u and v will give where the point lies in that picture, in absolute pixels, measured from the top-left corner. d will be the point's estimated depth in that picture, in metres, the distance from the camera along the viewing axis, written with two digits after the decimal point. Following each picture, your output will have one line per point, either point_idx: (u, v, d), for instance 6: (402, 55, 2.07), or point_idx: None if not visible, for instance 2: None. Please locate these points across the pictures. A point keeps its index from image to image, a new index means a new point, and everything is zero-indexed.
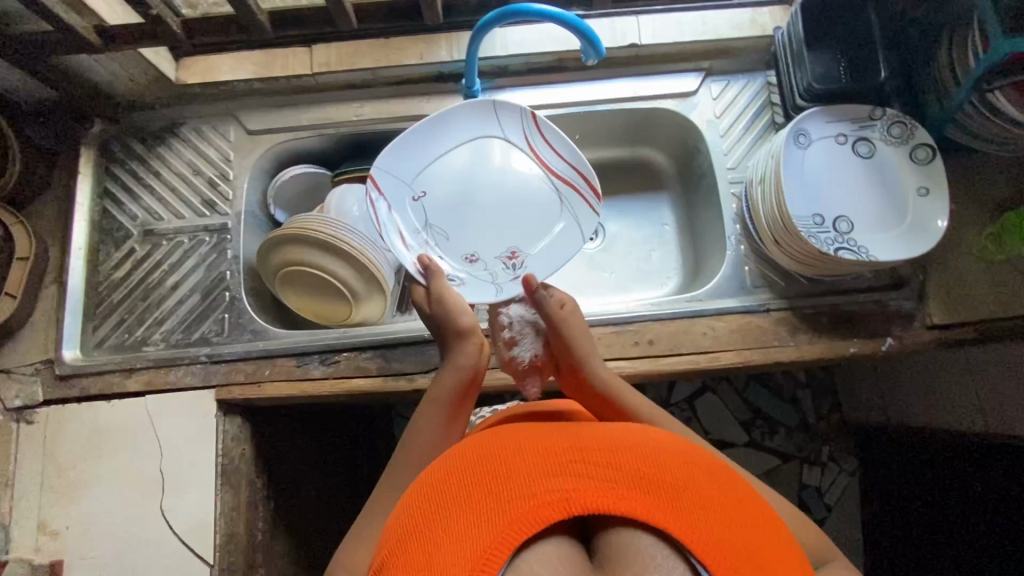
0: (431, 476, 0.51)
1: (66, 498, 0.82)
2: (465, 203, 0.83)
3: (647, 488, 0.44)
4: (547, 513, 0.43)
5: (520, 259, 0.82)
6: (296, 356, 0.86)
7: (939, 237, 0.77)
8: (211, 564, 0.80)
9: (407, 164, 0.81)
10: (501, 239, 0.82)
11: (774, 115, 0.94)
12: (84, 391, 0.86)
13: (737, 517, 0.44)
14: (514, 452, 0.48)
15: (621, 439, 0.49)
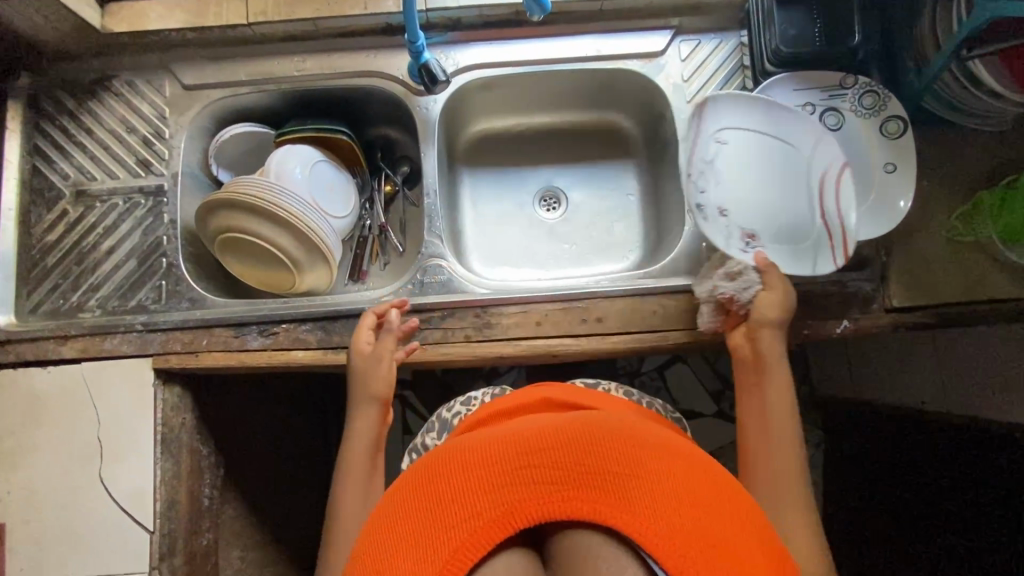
0: (381, 498, 0.48)
1: (6, 462, 0.82)
2: (744, 180, 0.79)
3: (592, 483, 0.42)
4: (494, 533, 0.40)
5: (757, 243, 0.77)
6: (235, 326, 0.83)
7: (901, 216, 0.73)
8: (152, 530, 0.80)
9: (727, 115, 0.79)
10: (749, 215, 0.78)
11: (745, 80, 0.88)
12: (19, 356, 0.84)
13: (690, 495, 0.42)
14: (454, 463, 0.45)
15: (563, 427, 0.46)
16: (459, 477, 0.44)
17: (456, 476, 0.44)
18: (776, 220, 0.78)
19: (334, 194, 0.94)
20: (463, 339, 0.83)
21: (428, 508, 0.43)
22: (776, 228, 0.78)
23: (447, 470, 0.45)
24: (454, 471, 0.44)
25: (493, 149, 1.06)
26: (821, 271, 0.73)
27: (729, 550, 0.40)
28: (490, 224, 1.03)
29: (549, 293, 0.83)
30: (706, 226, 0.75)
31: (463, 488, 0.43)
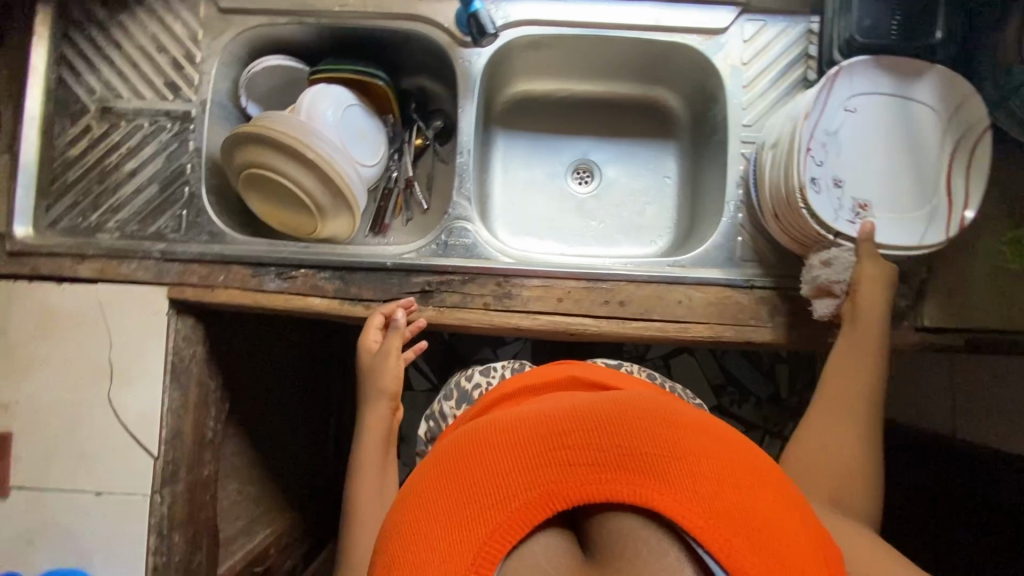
0: (411, 478, 0.49)
1: (17, 373, 0.82)
2: (870, 149, 0.74)
3: (629, 465, 0.42)
4: (532, 513, 0.41)
5: (868, 215, 0.72)
6: (253, 265, 0.82)
7: (961, 227, 0.69)
8: (156, 455, 0.81)
9: (861, 80, 0.73)
10: (870, 187, 0.72)
11: (807, 70, 0.84)
12: (35, 271, 0.83)
13: (729, 477, 0.42)
14: (486, 444, 0.45)
15: (594, 409, 0.46)
16: (492, 458, 0.44)
17: (489, 457, 0.44)
18: (902, 195, 0.73)
19: (365, 141, 0.91)
20: (481, 306, 0.81)
21: (462, 487, 0.43)
22: (902, 203, 0.72)
23: (478, 451, 0.45)
24: (486, 452, 0.44)
25: (531, 113, 1.01)
26: (929, 242, 0.71)
27: (768, 526, 0.40)
28: (518, 190, 1.00)
29: (575, 270, 0.81)
30: (814, 199, 0.70)
31: (499, 468, 0.43)
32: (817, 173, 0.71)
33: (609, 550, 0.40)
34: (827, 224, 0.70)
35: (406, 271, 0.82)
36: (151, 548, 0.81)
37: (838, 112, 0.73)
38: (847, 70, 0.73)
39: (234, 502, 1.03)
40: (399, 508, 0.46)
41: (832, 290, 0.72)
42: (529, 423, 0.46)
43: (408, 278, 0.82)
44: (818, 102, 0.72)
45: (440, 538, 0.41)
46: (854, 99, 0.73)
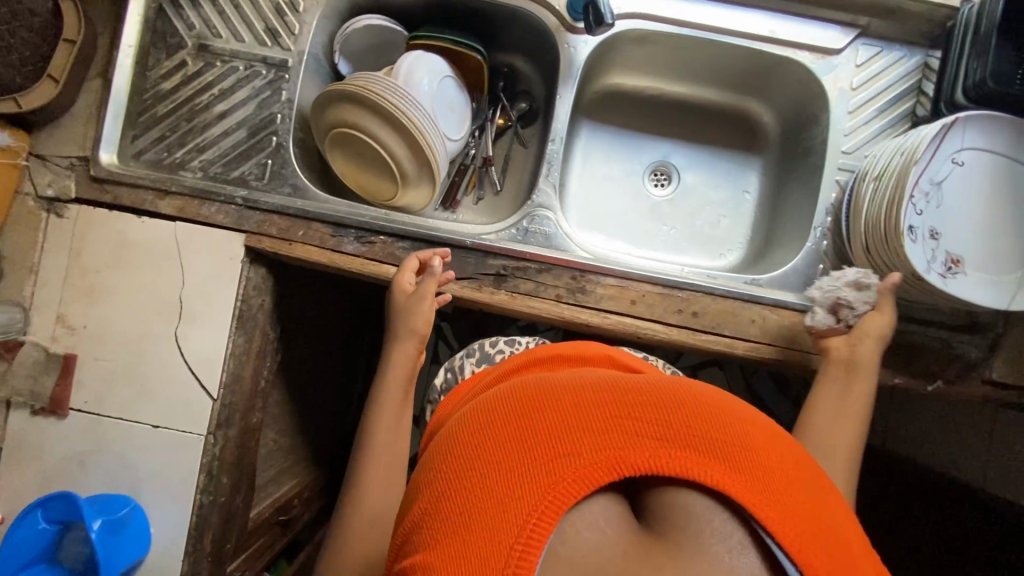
0: (451, 431, 0.45)
1: (87, 298, 0.83)
2: (973, 207, 0.71)
3: (701, 444, 0.38)
4: (591, 478, 0.37)
5: (959, 272, 0.70)
6: (333, 225, 0.82)
7: None
8: (214, 398, 0.82)
9: (977, 135, 0.70)
10: (967, 245, 0.70)
11: (918, 105, 0.81)
12: (116, 200, 0.83)
13: (808, 483, 0.38)
14: (550, 403, 0.42)
15: (666, 385, 0.43)
16: (556, 418, 0.40)
17: (553, 416, 0.40)
18: (998, 257, 0.71)
19: (454, 114, 0.90)
20: (553, 297, 0.81)
21: (521, 443, 0.40)
22: (996, 265, 0.71)
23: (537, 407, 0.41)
24: (550, 411, 0.41)
25: (618, 108, 1.00)
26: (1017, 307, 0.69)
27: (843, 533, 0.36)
28: (593, 184, 0.99)
29: (653, 275, 0.81)
30: (909, 249, 0.68)
31: (558, 428, 0.39)
32: (916, 223, 0.69)
33: (672, 529, 0.37)
34: (917, 272, 0.68)
35: (484, 252, 0.81)
36: (199, 486, 0.82)
37: (946, 166, 0.70)
38: (962, 120, 0.69)
39: (270, 451, 1.05)
40: (444, 454, 0.43)
41: (841, 312, 0.71)
42: (597, 391, 0.42)
43: (485, 259, 0.82)
44: (930, 151, 0.69)
45: (493, 490, 0.37)
46: (965, 154, 0.70)
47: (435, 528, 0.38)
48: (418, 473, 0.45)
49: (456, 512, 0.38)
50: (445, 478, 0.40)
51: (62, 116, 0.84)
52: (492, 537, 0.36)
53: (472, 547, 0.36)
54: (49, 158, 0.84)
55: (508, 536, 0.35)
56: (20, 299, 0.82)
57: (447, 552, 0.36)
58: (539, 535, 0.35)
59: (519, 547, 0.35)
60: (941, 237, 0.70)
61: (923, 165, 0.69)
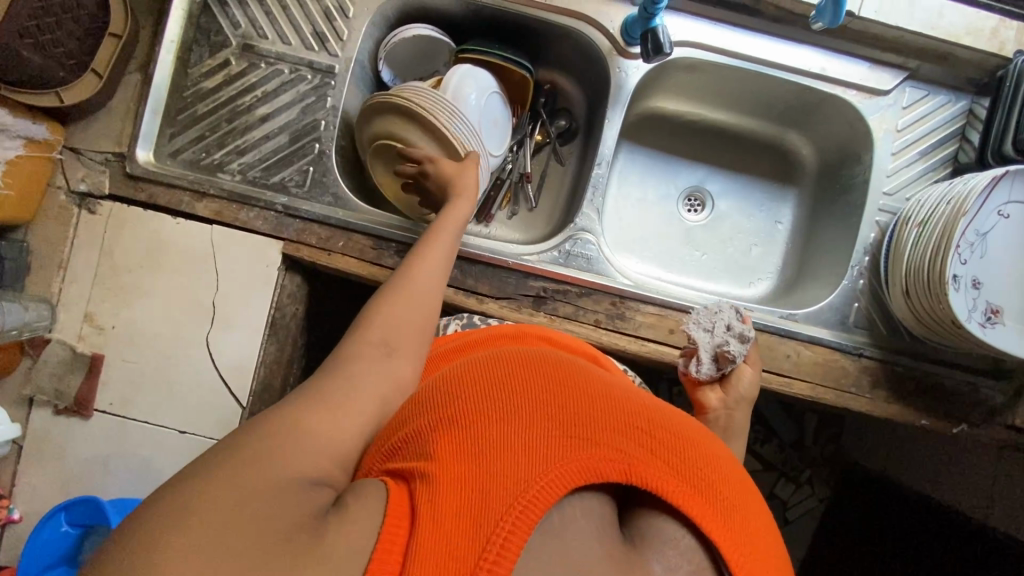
0: (483, 369, 0.48)
1: (116, 298, 0.81)
2: (1014, 259, 0.72)
3: (706, 491, 0.42)
4: (605, 472, 0.41)
5: (998, 322, 0.71)
6: (374, 237, 0.81)
7: None
8: (243, 406, 0.81)
9: None
10: (1006, 296, 0.72)
11: (961, 151, 0.82)
12: (151, 199, 0.81)
13: (778, 557, 0.42)
14: (585, 399, 0.45)
15: (689, 432, 0.47)
16: (589, 415, 0.44)
17: (587, 411, 0.44)
18: None
19: (496, 129, 0.89)
20: (592, 322, 0.81)
21: (551, 416, 0.43)
22: None
23: (577, 398, 0.45)
24: (586, 406, 0.44)
25: (657, 130, 0.99)
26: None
27: None
28: (627, 204, 0.99)
29: (692, 305, 0.81)
30: (950, 298, 0.69)
31: (592, 421, 0.43)
32: (959, 272, 0.70)
33: (649, 545, 0.40)
34: (958, 321, 0.69)
35: (525, 273, 0.81)
36: None
37: (993, 216, 0.71)
38: (1012, 174, 0.70)
39: None
40: (472, 391, 0.45)
41: (726, 362, 0.70)
42: (627, 405, 0.46)
43: (525, 280, 0.81)
44: (978, 200, 0.69)
45: (518, 445, 0.40)
46: (1011, 205, 0.71)
47: (451, 449, 0.40)
48: (433, 398, 0.47)
49: (476, 446, 0.40)
50: (470, 413, 0.43)
51: (99, 110, 0.82)
52: (505, 483, 0.38)
53: (484, 483, 0.38)
54: (83, 153, 0.82)
55: (519, 485, 0.38)
56: (47, 295, 0.80)
57: (460, 477, 0.38)
58: (545, 497, 0.38)
59: (524, 500, 0.38)
60: (982, 287, 0.71)
61: (970, 214, 0.70)
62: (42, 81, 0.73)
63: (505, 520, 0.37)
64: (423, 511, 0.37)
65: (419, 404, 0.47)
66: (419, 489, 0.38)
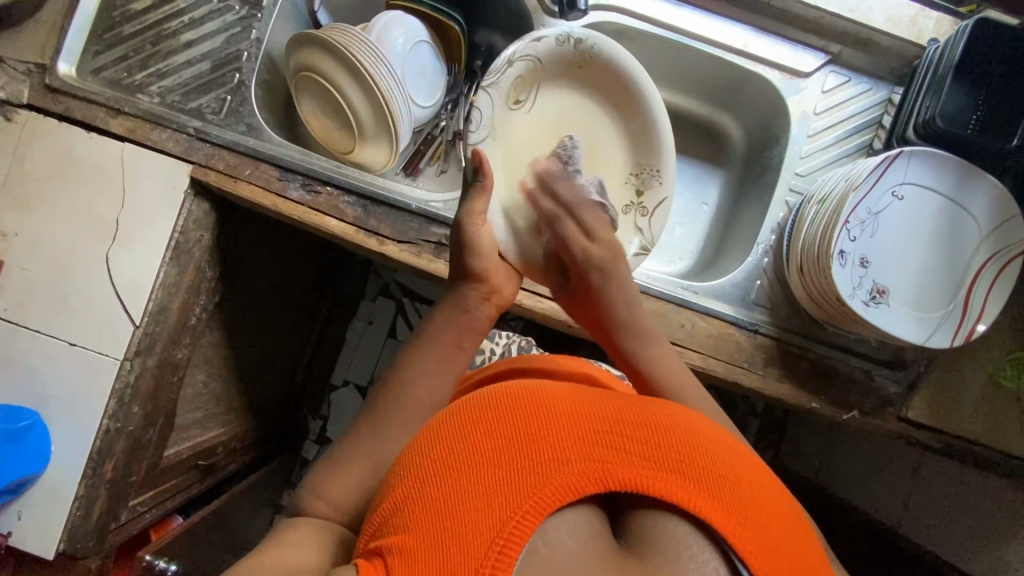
0: (446, 417, 0.47)
1: (22, 206, 0.81)
2: (905, 241, 0.72)
3: (684, 470, 0.41)
4: (582, 484, 0.40)
5: (883, 303, 0.71)
6: (281, 169, 0.81)
7: (954, 342, 0.69)
8: (136, 324, 0.81)
9: (920, 170, 0.70)
10: (890, 278, 0.71)
11: (875, 138, 0.82)
12: (67, 112, 0.82)
13: (778, 514, 0.42)
14: (542, 407, 0.44)
15: (657, 411, 0.45)
16: (547, 422, 0.43)
17: (543, 418, 0.43)
18: (921, 296, 0.71)
19: (425, 81, 0.89)
20: None
21: (517, 442, 0.42)
22: (917, 302, 0.71)
23: (535, 411, 0.44)
24: (542, 411, 0.44)
25: None
26: (933, 344, 0.70)
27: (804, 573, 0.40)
28: None
29: None
30: (834, 273, 0.69)
31: (555, 431, 0.42)
32: (845, 248, 0.70)
33: (646, 544, 0.40)
34: (840, 298, 0.69)
35: (429, 219, 0.81)
36: (108, 411, 0.81)
37: (886, 195, 0.70)
38: (906, 154, 0.69)
39: (197, 393, 1.05)
40: (429, 443, 0.44)
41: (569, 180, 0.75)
42: (587, 404, 0.45)
43: (427, 227, 0.81)
44: (870, 175, 0.69)
45: (486, 489, 0.40)
46: (905, 187, 0.71)
47: (421, 514, 0.39)
48: (401, 461, 0.46)
49: (444, 503, 0.39)
50: (433, 469, 0.42)
51: (25, 20, 0.83)
52: (483, 530, 0.38)
53: (462, 533, 0.38)
54: (5, 61, 0.82)
55: (500, 526, 0.38)
56: None
57: (437, 538, 0.38)
58: (529, 525, 0.38)
59: (503, 539, 0.38)
60: (870, 266, 0.71)
61: (860, 192, 0.69)
62: None
63: (488, 563, 0.37)
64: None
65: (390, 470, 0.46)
66: (398, 564, 0.38)
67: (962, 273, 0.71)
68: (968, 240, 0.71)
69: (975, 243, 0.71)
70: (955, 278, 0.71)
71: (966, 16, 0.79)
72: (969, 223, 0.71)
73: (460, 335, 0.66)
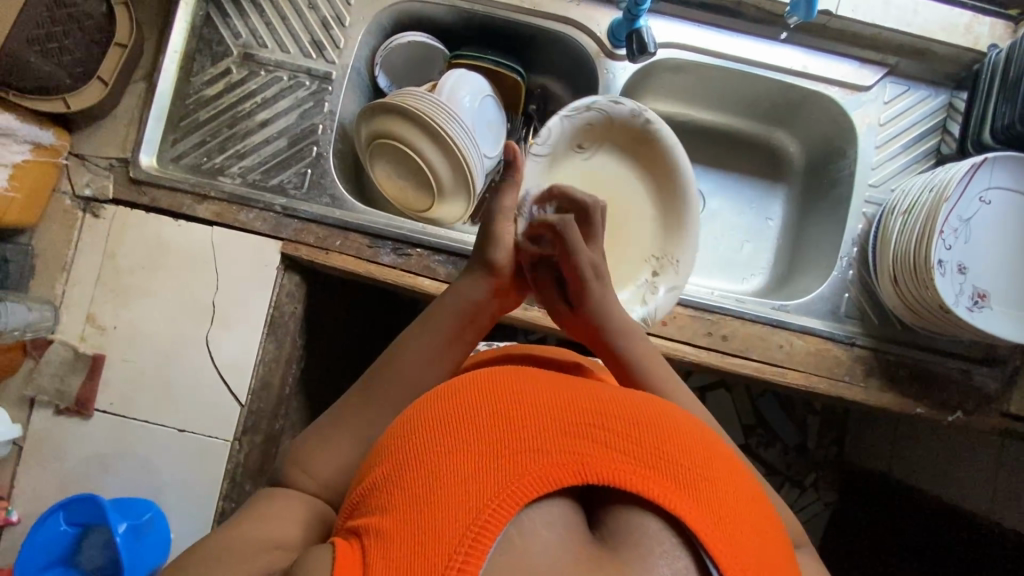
0: (431, 397, 0.44)
1: (118, 299, 0.82)
2: (998, 244, 0.73)
3: (664, 468, 0.38)
4: (556, 476, 0.37)
5: (985, 307, 0.72)
6: (371, 236, 0.83)
7: None
8: (243, 404, 0.82)
9: (1003, 173, 0.72)
10: (990, 281, 0.72)
11: (942, 143, 0.84)
12: (153, 202, 0.83)
13: (757, 520, 0.39)
14: (526, 396, 0.41)
15: (643, 405, 0.42)
16: (528, 413, 0.40)
17: (525, 408, 0.40)
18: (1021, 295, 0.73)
19: (491, 133, 0.91)
20: None
21: (497, 431, 0.39)
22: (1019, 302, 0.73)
23: (521, 399, 0.41)
24: (523, 400, 0.41)
25: None
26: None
27: None
28: None
29: (683, 297, 0.82)
30: (936, 282, 0.70)
31: (536, 422, 0.39)
32: (944, 258, 0.71)
33: (621, 537, 0.37)
34: (945, 306, 0.70)
35: None
36: (223, 493, 0.81)
37: (974, 201, 0.72)
38: (989, 161, 0.71)
39: None
40: (410, 427, 0.42)
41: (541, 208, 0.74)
42: (573, 393, 0.42)
43: None
44: (955, 181, 0.70)
45: (462, 474, 0.37)
46: (990, 190, 0.72)
47: (397, 497, 0.37)
48: (382, 444, 0.43)
49: (421, 486, 0.37)
50: (412, 451, 0.39)
51: (104, 116, 0.84)
52: (454, 516, 0.35)
53: (432, 517, 0.35)
54: (88, 158, 0.84)
55: (468, 517, 0.35)
56: (51, 298, 0.82)
57: (410, 523, 0.35)
58: (500, 519, 0.35)
59: (475, 530, 0.35)
60: (968, 272, 0.72)
61: (946, 198, 0.71)
62: (49, 87, 0.76)
63: (459, 551, 0.34)
64: (378, 568, 0.35)
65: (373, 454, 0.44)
66: (373, 549, 0.36)
67: None
68: None
69: None
70: None
71: (1017, 19, 0.82)
72: None
73: (459, 326, 0.64)
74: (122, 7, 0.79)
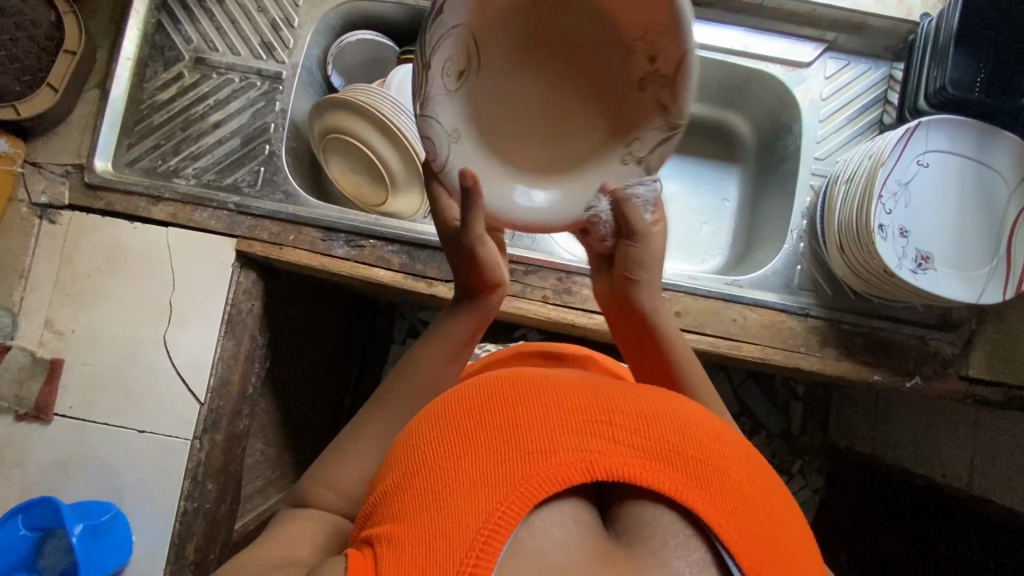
0: (440, 402, 0.43)
1: (77, 304, 0.83)
2: (937, 206, 0.74)
3: (675, 461, 0.38)
4: (567, 475, 0.37)
5: (929, 269, 0.73)
6: (324, 230, 0.84)
7: (997, 297, 0.72)
8: (201, 402, 0.82)
9: (938, 136, 0.73)
10: (931, 242, 0.73)
11: (884, 114, 0.85)
12: (108, 206, 0.84)
13: (774, 512, 0.39)
14: (534, 395, 0.40)
15: (651, 397, 0.42)
16: (536, 412, 0.39)
17: (535, 409, 0.39)
18: (967, 256, 0.73)
19: None
20: (540, 298, 0.84)
21: (506, 433, 0.38)
22: (964, 264, 0.73)
23: (527, 399, 0.40)
24: (530, 398, 0.40)
25: None
26: (986, 300, 0.72)
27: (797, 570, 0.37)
28: None
29: None
30: (879, 245, 0.71)
31: (543, 420, 0.38)
32: (886, 221, 0.72)
33: (632, 532, 0.37)
34: (889, 270, 0.71)
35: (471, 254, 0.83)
36: (184, 492, 0.81)
37: (912, 165, 0.73)
38: (923, 124, 0.73)
39: (256, 462, 1.04)
40: (419, 433, 0.41)
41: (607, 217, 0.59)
42: (580, 389, 0.41)
43: None
44: (894, 146, 0.71)
45: (472, 478, 0.36)
46: (927, 153, 0.73)
47: (409, 502, 0.37)
48: (393, 452, 0.43)
49: (433, 488, 0.37)
50: (424, 460, 0.39)
51: (58, 124, 0.86)
52: (467, 520, 0.35)
53: (445, 526, 0.35)
54: (44, 166, 0.85)
55: (482, 523, 0.35)
56: (9, 305, 0.82)
57: (422, 527, 0.35)
58: (512, 520, 0.35)
59: (487, 531, 0.34)
60: (909, 235, 0.73)
61: (888, 164, 0.72)
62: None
63: (469, 556, 0.34)
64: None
65: (384, 461, 0.43)
66: (387, 557, 0.35)
67: (999, 229, 0.74)
68: (998, 197, 0.75)
69: (1004, 198, 0.74)
70: (992, 235, 0.74)
71: None
72: (994, 182, 0.74)
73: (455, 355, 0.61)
74: (71, 16, 0.81)
